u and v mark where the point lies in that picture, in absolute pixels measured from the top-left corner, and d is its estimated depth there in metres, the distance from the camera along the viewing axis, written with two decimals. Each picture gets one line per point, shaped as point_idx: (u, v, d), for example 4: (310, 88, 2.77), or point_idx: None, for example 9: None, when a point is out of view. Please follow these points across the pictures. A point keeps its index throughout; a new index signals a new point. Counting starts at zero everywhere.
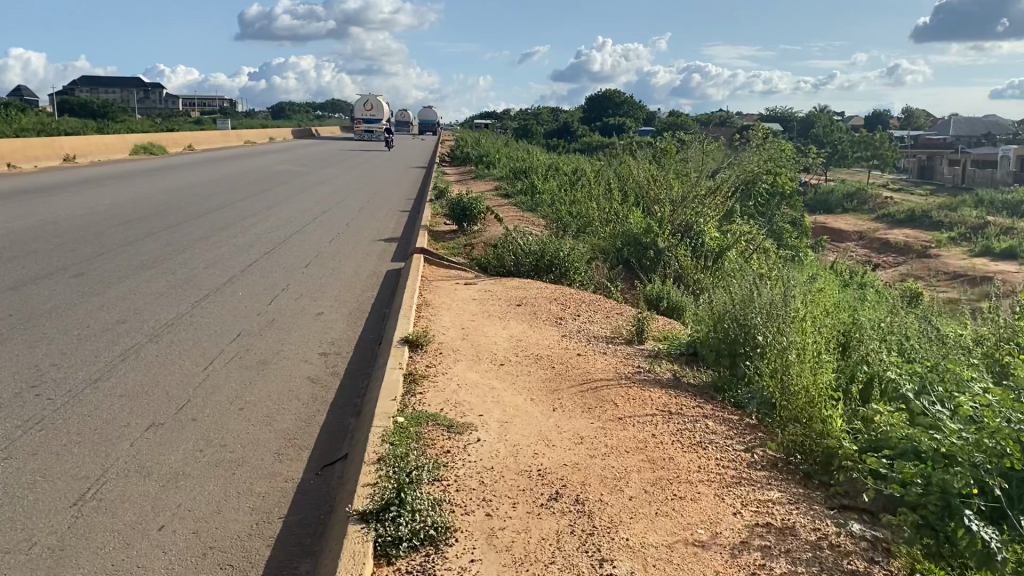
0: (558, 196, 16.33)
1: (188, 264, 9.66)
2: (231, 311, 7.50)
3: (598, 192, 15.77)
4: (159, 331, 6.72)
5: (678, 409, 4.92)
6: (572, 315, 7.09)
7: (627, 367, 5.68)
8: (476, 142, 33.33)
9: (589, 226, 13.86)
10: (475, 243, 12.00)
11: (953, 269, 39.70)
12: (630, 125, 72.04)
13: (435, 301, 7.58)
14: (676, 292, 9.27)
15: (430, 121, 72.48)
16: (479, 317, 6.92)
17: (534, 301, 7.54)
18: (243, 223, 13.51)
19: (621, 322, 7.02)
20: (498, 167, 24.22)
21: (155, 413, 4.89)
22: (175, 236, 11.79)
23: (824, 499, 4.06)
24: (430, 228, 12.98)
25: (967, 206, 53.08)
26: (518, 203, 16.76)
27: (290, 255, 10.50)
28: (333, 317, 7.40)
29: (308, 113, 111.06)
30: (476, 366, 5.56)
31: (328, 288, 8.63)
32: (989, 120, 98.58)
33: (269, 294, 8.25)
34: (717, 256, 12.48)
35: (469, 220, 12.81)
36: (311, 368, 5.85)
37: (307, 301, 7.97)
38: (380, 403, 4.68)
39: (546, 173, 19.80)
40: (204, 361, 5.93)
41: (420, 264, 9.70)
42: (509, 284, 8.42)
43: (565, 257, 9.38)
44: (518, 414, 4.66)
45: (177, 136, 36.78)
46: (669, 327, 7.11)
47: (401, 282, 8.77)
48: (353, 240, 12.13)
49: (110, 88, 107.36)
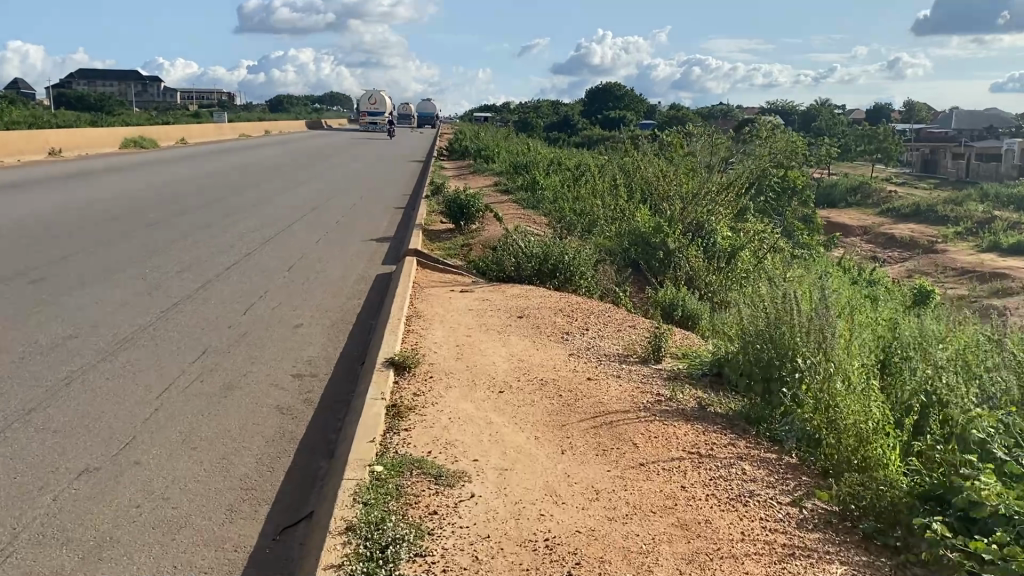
0: (560, 193, 15.59)
1: (161, 268, 8.91)
2: (199, 323, 6.76)
3: (602, 189, 15.02)
4: (115, 348, 5.97)
5: (709, 450, 4.16)
6: (580, 329, 6.33)
7: (646, 394, 4.91)
8: (475, 135, 32.55)
9: (594, 225, 13.13)
10: (473, 244, 11.24)
11: (960, 265, 38.97)
12: (631, 119, 71.07)
13: (427, 313, 6.83)
14: (691, 299, 8.53)
15: (429, 115, 71.61)
16: (476, 333, 6.17)
17: (537, 312, 6.78)
18: (227, 221, 12.75)
19: (634, 337, 6.26)
20: (498, 161, 23.44)
21: (91, 455, 4.14)
22: (152, 236, 11.02)
23: (896, 572, 3.29)
24: (424, 227, 12.22)
25: (973, 199, 52.22)
26: (518, 200, 15.99)
27: (274, 258, 9.76)
28: (312, 329, 6.66)
29: (307, 106, 110.10)
30: (471, 395, 4.80)
31: (310, 295, 7.89)
32: (993, 113, 97.62)
33: (243, 302, 7.51)
34: (730, 258, 11.75)
35: (467, 220, 12.05)
36: (282, 396, 5.12)
37: (286, 311, 7.23)
38: (355, 446, 3.92)
39: (548, 167, 19.00)
40: (159, 387, 5.18)
41: (413, 267, 8.96)
42: (510, 291, 7.68)
43: (570, 261, 8.64)
44: (520, 458, 3.90)
45: (168, 129, 35.92)
46: (689, 342, 6.35)
47: (391, 288, 8.02)
48: (343, 240, 11.37)
49: (107, 81, 106.43)
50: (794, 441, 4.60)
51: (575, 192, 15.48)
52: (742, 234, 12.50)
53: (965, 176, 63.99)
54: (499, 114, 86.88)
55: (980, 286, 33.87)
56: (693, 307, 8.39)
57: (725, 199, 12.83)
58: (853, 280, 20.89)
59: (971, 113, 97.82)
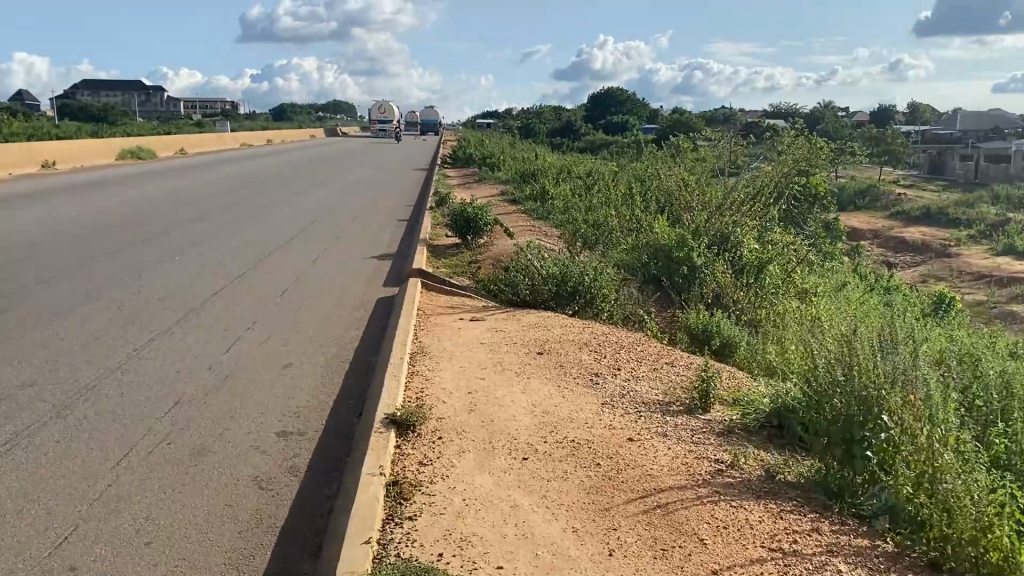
0: (572, 203, 14.78)
1: (141, 295, 8.08)
2: (175, 364, 5.91)
3: (617, 197, 14.20)
4: (74, 398, 5.13)
5: (792, 546, 3.32)
6: (611, 368, 5.49)
7: (701, 462, 4.08)
8: (479, 142, 31.77)
9: (610, 239, 12.33)
10: (482, 260, 10.40)
11: (976, 268, 38.08)
12: (635, 124, 70.32)
13: (434, 348, 5.99)
14: (728, 324, 7.75)
15: (431, 122, 70.87)
16: (491, 375, 5.33)
17: (560, 347, 5.94)
18: (219, 237, 11.94)
19: (676, 377, 5.43)
20: (504, 169, 22.64)
21: (19, 557, 3.30)
22: (135, 256, 10.18)
23: None
24: (428, 242, 11.38)
25: (985, 202, 51.34)
26: (527, 211, 15.15)
27: (266, 280, 8.93)
28: (303, 370, 5.81)
29: (310, 114, 109.42)
30: (490, 464, 3.96)
31: (302, 326, 7.04)
32: (999, 114, 96.73)
33: (227, 336, 6.67)
34: (759, 274, 10.96)
35: (474, 235, 11.20)
36: (263, 463, 4.27)
37: (274, 347, 6.39)
38: (347, 549, 3.08)
39: (557, 175, 18.16)
40: (119, 452, 4.35)
41: (418, 290, 8.13)
42: (526, 319, 6.84)
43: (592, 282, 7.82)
44: (558, 563, 3.07)
45: (166, 139, 35.15)
46: (739, 384, 5.52)
47: (393, 316, 7.18)
48: (343, 258, 10.55)
49: (109, 91, 106.00)
50: (886, 521, 3.76)
51: (588, 202, 14.63)
52: (771, 245, 11.68)
53: (974, 178, 63.07)
54: (502, 120, 86.12)
55: (997, 292, 32.96)
56: (730, 333, 7.60)
57: (752, 210, 12.00)
58: (874, 290, 20.02)
59: (977, 114, 96.91)
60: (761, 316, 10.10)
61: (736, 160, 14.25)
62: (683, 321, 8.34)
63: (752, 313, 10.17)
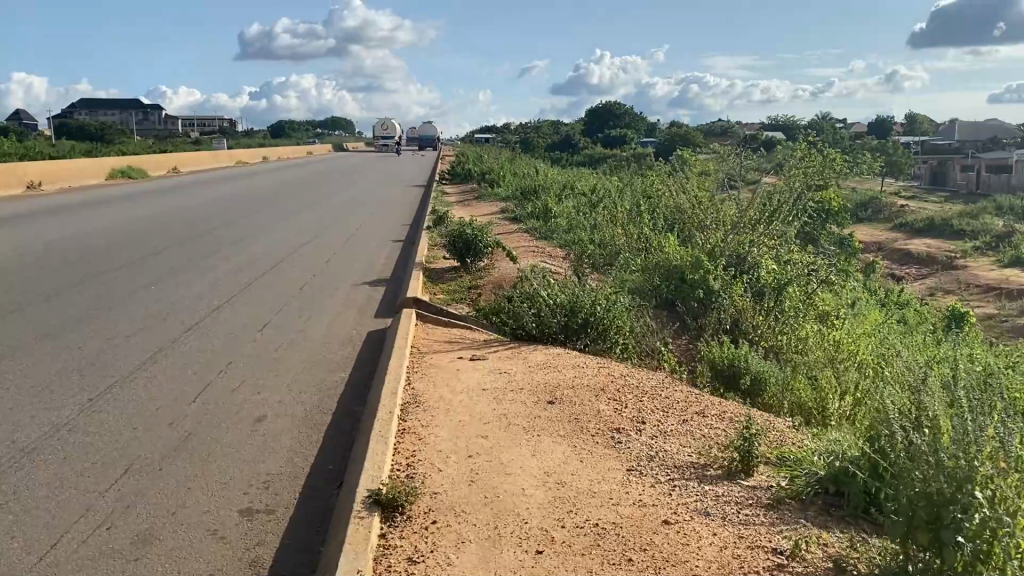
0: (576, 222, 14.08)
1: (108, 331, 7.35)
2: (132, 418, 5.18)
3: (623, 214, 13.50)
4: (8, 465, 4.40)
5: None
6: (634, 420, 4.75)
7: (756, 553, 3.33)
8: (477, 157, 31.16)
9: (617, 261, 11.62)
10: (482, 286, 9.67)
11: (984, 280, 37.38)
12: (634, 138, 69.77)
13: (429, 395, 5.24)
14: (754, 358, 7.05)
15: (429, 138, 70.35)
16: (495, 432, 4.59)
17: (573, 393, 5.19)
18: (201, 263, 11.19)
19: (711, 431, 4.69)
20: (504, 186, 21.97)
21: None
22: (108, 284, 9.45)
23: None
24: (425, 267, 10.66)
25: (989, 213, 50.73)
26: (529, 231, 14.43)
27: (247, 313, 8.20)
28: (277, 426, 5.07)
29: (307, 131, 108.96)
30: (496, 560, 3.20)
31: (281, 368, 6.30)
32: (998, 124, 96.26)
33: (197, 381, 5.94)
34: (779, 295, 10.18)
35: (474, 258, 10.46)
36: (219, 557, 3.53)
37: (248, 395, 5.65)
38: None
39: (559, 192, 17.44)
40: (46, 543, 3.60)
41: (413, 323, 7.40)
42: (532, 358, 6.09)
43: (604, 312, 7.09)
44: None
45: (158, 157, 34.42)
46: (783, 443, 4.77)
47: (383, 354, 6.44)
48: (332, 285, 9.83)
49: (105, 109, 105.55)
50: None
51: (592, 221, 13.90)
52: (790, 266, 10.96)
53: (976, 188, 62.38)
54: (500, 134, 85.52)
55: (1009, 305, 32.15)
56: (758, 368, 6.88)
57: (770, 226, 11.26)
58: (889, 308, 19.24)
59: (977, 124, 96.43)
60: (782, 342, 9.34)
61: (748, 175, 13.53)
62: (705, 355, 7.60)
63: (773, 340, 9.39)
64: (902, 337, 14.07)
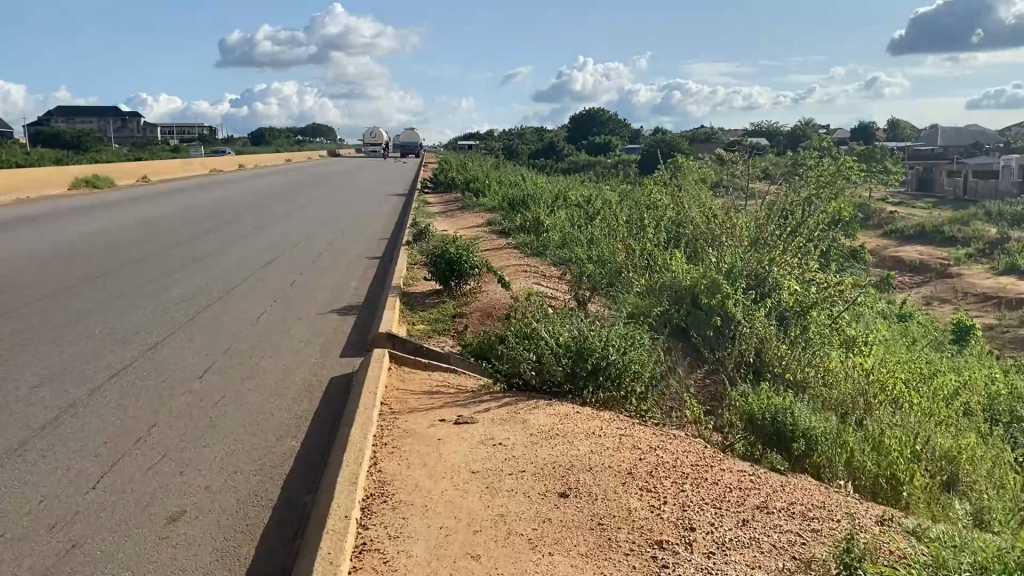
0: (569, 237, 12.87)
1: (13, 381, 6.01)
2: (3, 518, 3.87)
3: (622, 228, 12.31)
4: None
5: None
6: (681, 528, 3.49)
7: None
8: (461, 165, 29.82)
9: (620, 282, 10.42)
10: (468, 315, 8.41)
11: (982, 289, 36.43)
12: (618, 144, 68.71)
13: (399, 483, 3.97)
14: (799, 409, 5.97)
15: (411, 145, 68.97)
16: (490, 547, 3.32)
17: (593, 479, 3.91)
18: (149, 288, 9.84)
19: (787, 545, 3.44)
20: (490, 196, 20.75)
21: None
22: (32, 317, 8.10)
23: None
24: (403, 291, 9.39)
25: (981, 219, 49.99)
26: (519, 247, 13.17)
27: (188, 353, 6.89)
28: (197, 531, 3.79)
29: (287, 138, 107.48)
30: None
31: (216, 435, 5.01)
32: (981, 129, 96.11)
33: (105, 457, 4.65)
34: (804, 325, 9.18)
35: (459, 281, 9.19)
36: None
37: (166, 479, 4.37)
38: None
39: (549, 203, 16.19)
40: None
41: (385, 369, 6.11)
42: (534, 422, 4.78)
43: (624, 354, 5.80)
44: None
45: (124, 165, 32.77)
46: (883, 557, 3.51)
47: (346, 414, 5.14)
48: (296, 315, 8.54)
49: (82, 116, 103.48)
50: None
51: (588, 235, 12.64)
52: (814, 287, 9.79)
53: (963, 194, 61.76)
54: (483, 141, 84.19)
55: (1007, 316, 31.15)
56: (806, 423, 5.81)
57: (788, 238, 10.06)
58: (899, 324, 18.17)
59: (959, 129, 96.17)
60: (810, 377, 8.35)
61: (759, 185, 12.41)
62: (738, 405, 6.38)
63: (801, 375, 8.36)
64: (924, 362, 12.99)
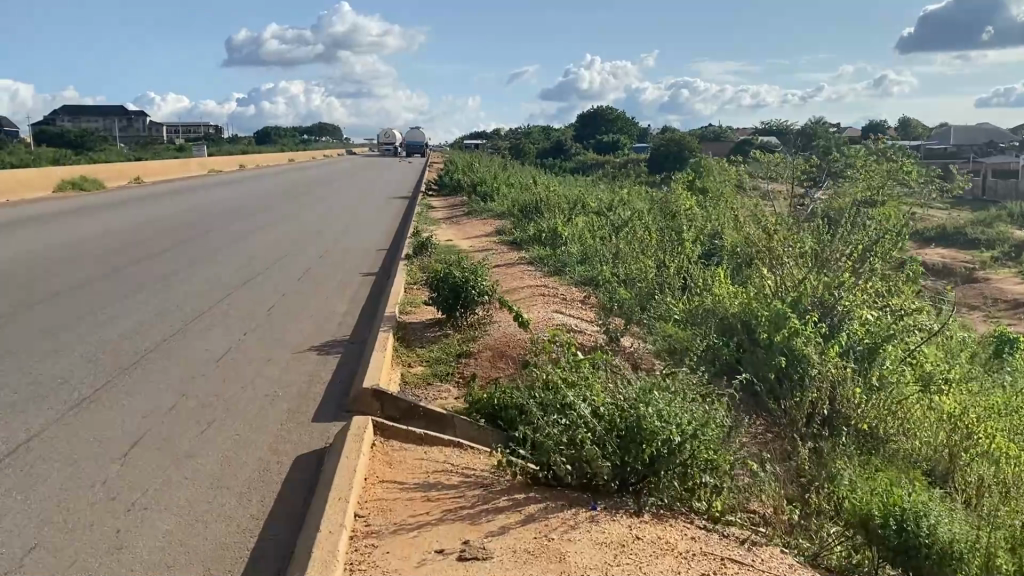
0: (590, 252, 11.35)
1: None
2: None
3: (651, 242, 10.79)
4: None
5: None
6: None
7: None
8: (468, 166, 28.28)
9: (655, 310, 8.90)
10: (476, 355, 6.87)
11: (1012, 295, 34.68)
12: (626, 143, 67.07)
13: None
14: (934, 508, 4.36)
15: (417, 145, 67.37)
16: None
17: None
18: (100, 318, 8.33)
19: None
20: (499, 201, 19.23)
21: None
22: None
23: None
24: (398, 322, 7.84)
25: (1005, 221, 48.20)
26: (534, 262, 11.68)
27: (116, 416, 5.36)
28: None
29: (293, 138, 106.38)
30: None
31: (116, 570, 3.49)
32: (997, 128, 94.07)
33: None
34: (879, 365, 7.65)
35: (464, 310, 7.65)
36: None
37: None
38: None
39: (565, 210, 14.67)
40: None
41: (366, 450, 4.54)
42: (577, 562, 3.25)
43: (700, 438, 4.14)
44: None
45: (117, 167, 31.31)
46: None
47: (304, 538, 3.59)
48: (268, 355, 7.01)
49: (86, 115, 102.22)
50: None
51: (613, 249, 11.13)
52: (888, 315, 8.25)
53: (982, 195, 59.88)
54: (491, 140, 82.58)
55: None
56: (952, 534, 4.17)
57: (848, 240, 8.55)
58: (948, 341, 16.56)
59: (974, 128, 94.31)
60: (892, 426, 7.04)
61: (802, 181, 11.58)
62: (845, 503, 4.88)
63: (875, 420, 7.03)
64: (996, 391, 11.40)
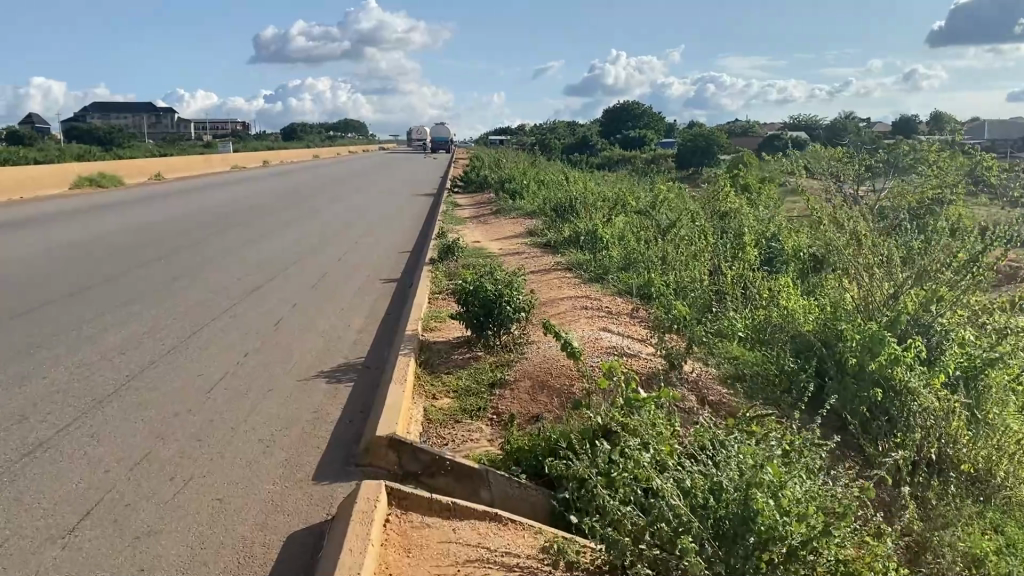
0: (634, 258, 10.22)
1: None
2: None
3: (703, 245, 9.62)
4: None
5: None
6: None
7: None
8: (495, 163, 27.14)
9: (714, 326, 7.75)
10: (513, 385, 5.77)
11: None
12: (654, 139, 65.63)
13: None
14: None
15: (442, 140, 66.36)
16: None
17: None
18: (82, 334, 7.32)
19: None
20: (529, 200, 18.08)
21: None
22: None
23: None
24: (422, 342, 6.78)
25: None
26: (571, 270, 10.56)
27: (72, 470, 4.33)
28: None
29: (318, 134, 105.88)
30: None
31: None
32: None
33: None
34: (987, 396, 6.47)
35: (497, 329, 6.55)
36: None
37: None
38: None
39: (603, 210, 13.53)
40: None
41: (375, 532, 3.49)
42: None
43: (829, 531, 3.08)
44: None
45: (136, 163, 30.57)
46: None
47: None
48: (268, 383, 5.97)
49: (113, 111, 102.31)
50: None
51: (661, 254, 9.99)
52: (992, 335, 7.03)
53: None
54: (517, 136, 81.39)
55: None
56: None
57: (944, 247, 7.34)
58: None
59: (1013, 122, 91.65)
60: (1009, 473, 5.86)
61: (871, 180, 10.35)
62: None
63: (987, 464, 5.74)
64: None
